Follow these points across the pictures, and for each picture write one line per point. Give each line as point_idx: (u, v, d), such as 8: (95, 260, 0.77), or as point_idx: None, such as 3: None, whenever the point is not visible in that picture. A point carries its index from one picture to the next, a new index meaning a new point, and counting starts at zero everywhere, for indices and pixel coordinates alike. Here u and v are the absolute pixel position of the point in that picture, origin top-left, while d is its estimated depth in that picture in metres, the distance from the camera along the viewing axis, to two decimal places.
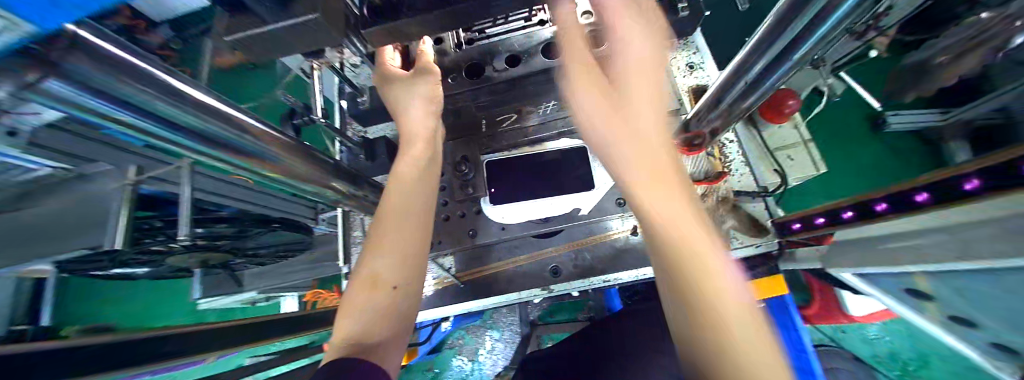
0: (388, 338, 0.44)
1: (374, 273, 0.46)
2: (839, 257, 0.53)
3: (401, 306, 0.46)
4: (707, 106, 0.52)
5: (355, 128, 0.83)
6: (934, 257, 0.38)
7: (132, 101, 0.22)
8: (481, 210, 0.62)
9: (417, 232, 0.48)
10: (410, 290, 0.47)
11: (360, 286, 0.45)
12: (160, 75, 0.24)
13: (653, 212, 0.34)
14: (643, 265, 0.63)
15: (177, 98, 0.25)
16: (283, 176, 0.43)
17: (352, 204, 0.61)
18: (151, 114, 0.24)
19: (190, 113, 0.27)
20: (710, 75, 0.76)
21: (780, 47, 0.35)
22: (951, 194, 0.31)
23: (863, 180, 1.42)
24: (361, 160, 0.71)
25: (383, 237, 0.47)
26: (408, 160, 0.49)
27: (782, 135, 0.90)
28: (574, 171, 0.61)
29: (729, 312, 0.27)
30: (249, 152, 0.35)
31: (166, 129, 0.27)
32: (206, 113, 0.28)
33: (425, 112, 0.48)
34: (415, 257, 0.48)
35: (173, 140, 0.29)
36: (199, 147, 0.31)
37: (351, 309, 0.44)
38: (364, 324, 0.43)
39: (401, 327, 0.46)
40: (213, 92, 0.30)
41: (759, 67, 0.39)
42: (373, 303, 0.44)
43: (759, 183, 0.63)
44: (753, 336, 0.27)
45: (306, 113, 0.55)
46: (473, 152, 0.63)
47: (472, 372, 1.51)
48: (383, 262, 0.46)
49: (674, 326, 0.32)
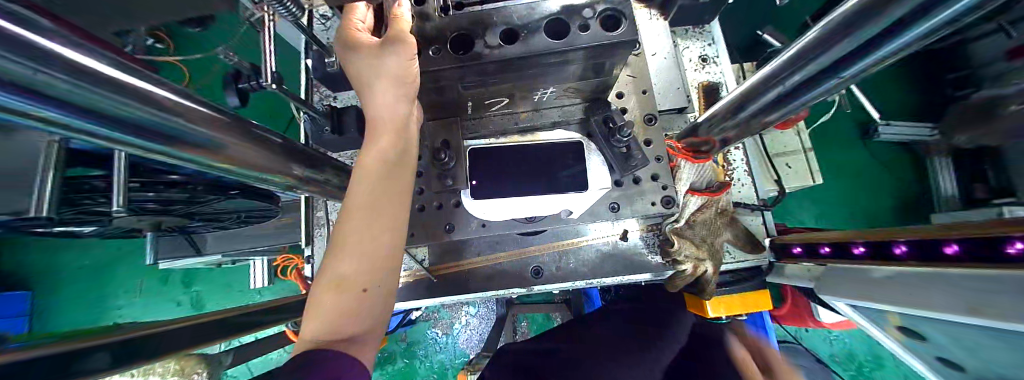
0: (361, 337, 0.41)
1: (342, 274, 0.41)
2: (834, 282, 0.51)
3: (372, 307, 0.42)
4: (722, 112, 0.47)
5: (323, 93, 0.72)
6: (921, 301, 0.37)
7: (9, 79, 0.17)
8: (461, 203, 0.57)
9: (392, 231, 0.43)
10: (384, 291, 0.43)
11: (325, 286, 0.41)
12: (56, 49, 0.18)
13: None
14: (627, 271, 0.60)
15: (87, 78, 0.20)
16: (234, 165, 0.37)
17: (313, 189, 0.53)
18: (34, 92, 0.18)
19: (104, 95, 0.21)
20: (722, 71, 0.70)
21: (839, 53, 0.29)
22: (988, 252, 0.32)
23: (848, 190, 1.46)
24: (327, 134, 0.62)
25: (351, 233, 0.41)
26: (375, 150, 0.42)
27: (782, 140, 0.88)
28: (566, 168, 0.56)
29: None
30: (178, 137, 0.29)
31: (59, 111, 0.20)
32: (118, 93, 0.22)
33: (394, 95, 0.42)
34: (389, 259, 0.43)
35: (64, 123, 0.22)
36: (108, 131, 0.24)
37: (315, 308, 0.40)
38: (329, 324, 0.39)
39: (373, 326, 0.42)
40: (125, 64, 0.23)
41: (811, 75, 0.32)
42: (339, 306, 0.40)
43: (759, 197, 0.65)
44: None
45: (256, 77, 0.46)
46: (454, 137, 0.55)
47: (447, 345, 1.54)
48: (352, 262, 0.41)
49: None
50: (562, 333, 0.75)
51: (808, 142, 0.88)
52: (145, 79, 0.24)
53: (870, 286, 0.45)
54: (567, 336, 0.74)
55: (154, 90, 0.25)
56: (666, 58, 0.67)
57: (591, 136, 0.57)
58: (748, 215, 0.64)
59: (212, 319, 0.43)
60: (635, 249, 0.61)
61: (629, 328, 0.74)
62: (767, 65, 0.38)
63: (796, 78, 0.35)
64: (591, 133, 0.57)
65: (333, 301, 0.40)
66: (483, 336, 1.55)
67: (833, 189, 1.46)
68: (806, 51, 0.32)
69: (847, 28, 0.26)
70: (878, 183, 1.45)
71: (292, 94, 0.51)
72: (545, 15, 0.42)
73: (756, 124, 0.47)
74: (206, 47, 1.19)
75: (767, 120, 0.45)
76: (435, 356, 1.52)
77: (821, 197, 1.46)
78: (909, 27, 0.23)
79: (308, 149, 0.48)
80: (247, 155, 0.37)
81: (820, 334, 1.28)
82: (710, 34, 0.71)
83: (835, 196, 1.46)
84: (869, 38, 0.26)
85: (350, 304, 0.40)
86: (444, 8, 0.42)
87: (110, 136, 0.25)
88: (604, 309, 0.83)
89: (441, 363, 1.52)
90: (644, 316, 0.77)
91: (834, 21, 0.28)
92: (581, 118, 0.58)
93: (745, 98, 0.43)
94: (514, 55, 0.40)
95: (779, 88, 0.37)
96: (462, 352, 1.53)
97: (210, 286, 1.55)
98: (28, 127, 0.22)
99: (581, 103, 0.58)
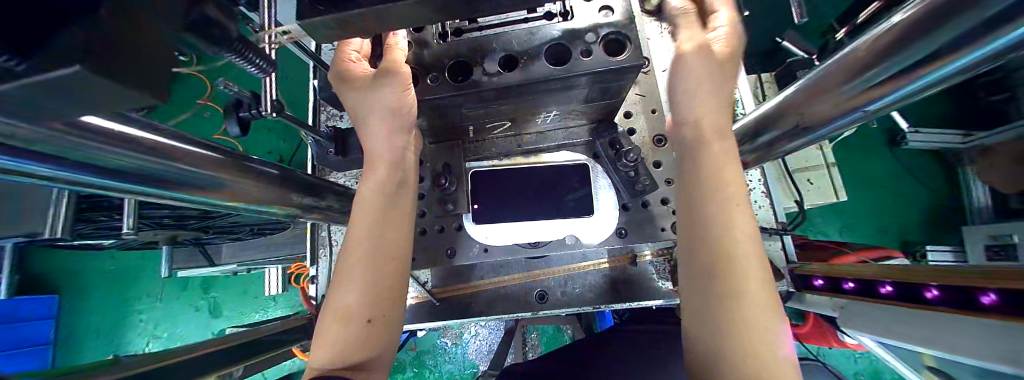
0: (370, 364, 0.40)
1: (345, 306, 0.40)
2: (852, 315, 0.47)
3: (380, 337, 0.41)
4: (737, 137, 0.45)
5: (330, 112, 0.73)
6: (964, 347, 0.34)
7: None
8: (462, 227, 0.55)
9: (397, 261, 0.42)
10: (390, 322, 0.42)
11: (329, 316, 0.40)
12: None
13: (711, 199, 0.37)
14: (638, 297, 0.57)
15: (51, 127, 0.19)
16: (236, 201, 0.38)
17: (315, 216, 0.53)
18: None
19: (70, 138, 0.21)
20: (737, 86, 0.66)
21: (893, 69, 0.26)
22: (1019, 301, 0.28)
23: (875, 200, 1.38)
24: (330, 156, 0.61)
25: (352, 263, 0.41)
26: (372, 183, 0.42)
27: (802, 156, 0.84)
28: (572, 191, 0.54)
29: (752, 290, 0.34)
30: (167, 177, 0.29)
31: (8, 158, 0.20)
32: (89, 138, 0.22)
33: (388, 126, 0.42)
34: (393, 289, 0.42)
35: (20, 168, 0.21)
36: (87, 178, 0.25)
37: (321, 336, 0.39)
38: (338, 350, 0.39)
39: (383, 352, 0.41)
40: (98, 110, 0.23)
41: (851, 93, 0.30)
42: (344, 338, 0.39)
43: (778, 219, 0.61)
44: (760, 310, 0.33)
45: (256, 105, 0.46)
46: (456, 160, 0.55)
47: (456, 355, 1.52)
48: (357, 292, 0.40)
49: (693, 297, 0.38)
50: (570, 354, 0.72)
51: (832, 157, 0.84)
52: (120, 120, 0.24)
53: (906, 325, 0.40)
54: (577, 357, 0.71)
55: (145, 136, 0.26)
56: None
57: (597, 158, 0.55)
58: (766, 239, 0.61)
59: (214, 348, 0.43)
60: (646, 275, 0.59)
61: (644, 349, 0.70)
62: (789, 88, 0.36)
63: (819, 106, 0.33)
64: (598, 154, 0.56)
65: (341, 330, 0.39)
66: (492, 347, 1.53)
67: (858, 199, 1.38)
68: (839, 72, 0.30)
69: None
70: (906, 191, 1.37)
71: (295, 119, 0.51)
72: (545, 41, 0.40)
73: (776, 150, 0.44)
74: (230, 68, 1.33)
75: (788, 147, 0.42)
76: (444, 366, 1.51)
77: (846, 207, 1.38)
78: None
79: (308, 178, 0.48)
80: (245, 190, 0.37)
81: (847, 353, 1.21)
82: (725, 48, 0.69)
83: (861, 207, 1.38)
84: None
85: (355, 336, 0.39)
86: (443, 36, 0.43)
87: (91, 182, 0.26)
88: (614, 330, 0.79)
89: (449, 373, 1.50)
90: (658, 337, 0.73)
91: (884, 35, 0.26)
92: (587, 140, 0.57)
93: (766, 121, 0.40)
94: (512, 83, 0.39)
95: (797, 115, 0.36)
96: (471, 363, 1.51)
97: (227, 293, 1.59)
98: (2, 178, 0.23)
99: (587, 124, 0.57)
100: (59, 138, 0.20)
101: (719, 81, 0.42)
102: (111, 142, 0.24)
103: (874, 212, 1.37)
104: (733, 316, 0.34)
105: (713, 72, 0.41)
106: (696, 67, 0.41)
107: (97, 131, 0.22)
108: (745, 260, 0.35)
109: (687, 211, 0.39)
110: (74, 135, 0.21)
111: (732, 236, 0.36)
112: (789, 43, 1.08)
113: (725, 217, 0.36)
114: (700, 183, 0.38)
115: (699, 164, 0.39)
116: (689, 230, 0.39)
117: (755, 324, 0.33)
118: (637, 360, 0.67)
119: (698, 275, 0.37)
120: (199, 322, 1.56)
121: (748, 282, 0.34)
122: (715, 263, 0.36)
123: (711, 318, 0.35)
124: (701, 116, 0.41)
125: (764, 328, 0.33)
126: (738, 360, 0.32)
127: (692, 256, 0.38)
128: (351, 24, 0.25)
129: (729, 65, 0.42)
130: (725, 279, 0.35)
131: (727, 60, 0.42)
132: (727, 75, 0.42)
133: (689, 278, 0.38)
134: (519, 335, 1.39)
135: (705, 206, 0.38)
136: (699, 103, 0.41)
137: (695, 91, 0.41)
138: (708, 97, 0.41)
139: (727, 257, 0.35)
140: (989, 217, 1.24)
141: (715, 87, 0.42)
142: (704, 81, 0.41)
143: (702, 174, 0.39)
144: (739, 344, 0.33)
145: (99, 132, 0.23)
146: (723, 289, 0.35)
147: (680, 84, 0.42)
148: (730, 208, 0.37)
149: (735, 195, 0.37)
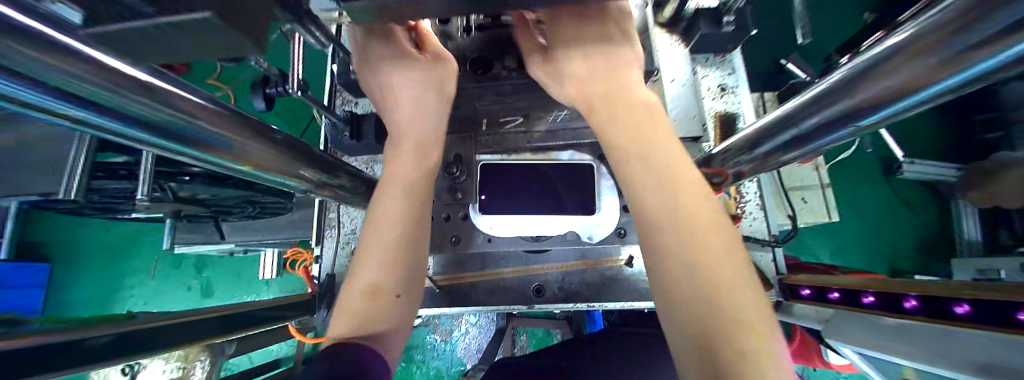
0: (387, 339, 0.41)
1: (373, 282, 0.41)
2: (837, 326, 0.45)
3: (401, 313, 0.43)
4: (738, 146, 0.48)
5: (345, 98, 0.76)
6: None
7: (46, 79, 0.17)
8: (469, 217, 0.58)
9: (417, 235, 0.44)
10: (412, 297, 0.44)
11: (355, 292, 0.42)
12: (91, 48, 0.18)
13: (665, 211, 0.35)
14: (629, 297, 0.59)
15: (121, 81, 0.21)
16: (250, 167, 0.39)
17: (327, 194, 0.55)
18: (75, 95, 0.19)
19: (134, 96, 0.22)
20: (740, 101, 0.69)
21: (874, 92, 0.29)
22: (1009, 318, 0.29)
23: (867, 227, 1.41)
24: (345, 138, 0.63)
25: (374, 239, 0.43)
26: (404, 164, 0.45)
27: (797, 174, 0.87)
28: (576, 189, 0.57)
29: (745, 312, 0.30)
30: (193, 137, 0.30)
31: (79, 109, 0.21)
32: (150, 97, 0.24)
33: (413, 108, 0.46)
34: (415, 264, 0.44)
35: (82, 118, 0.23)
36: (130, 131, 0.26)
37: (342, 310, 0.41)
38: (357, 324, 0.40)
39: (401, 326, 0.43)
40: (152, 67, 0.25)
41: (822, 118, 0.34)
42: (369, 310, 0.41)
43: (772, 231, 0.64)
44: (759, 333, 0.29)
45: (283, 82, 0.49)
46: (467, 152, 0.58)
47: (445, 351, 1.52)
48: (380, 267, 0.42)
49: (674, 326, 0.33)
50: (561, 351, 0.73)
51: (826, 178, 0.87)
52: (165, 77, 0.25)
53: None
54: (568, 353, 0.72)
55: (187, 95, 0.27)
56: (684, 85, 0.66)
57: (602, 159, 0.58)
58: (759, 250, 0.63)
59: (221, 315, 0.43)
60: (640, 277, 0.60)
61: (634, 351, 0.71)
62: (788, 104, 0.38)
63: (814, 120, 0.35)
64: (603, 155, 0.58)
65: (364, 302, 0.41)
66: (481, 346, 1.54)
67: (851, 224, 1.41)
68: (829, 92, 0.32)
69: (876, 72, 0.26)
70: (898, 220, 1.41)
71: (314, 100, 0.53)
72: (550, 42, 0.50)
73: (773, 161, 0.46)
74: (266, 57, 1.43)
75: (783, 159, 0.45)
76: (432, 362, 1.50)
77: (839, 230, 1.41)
78: (944, 75, 0.22)
79: (322, 154, 0.50)
80: (258, 156, 0.38)
81: (836, 377, 1.22)
82: (730, 64, 0.71)
83: (854, 233, 1.41)
84: (905, 80, 0.25)
85: (383, 309, 0.41)
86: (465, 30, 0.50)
87: (131, 134, 0.26)
88: (607, 332, 0.81)
89: (436, 370, 1.49)
90: (648, 342, 0.74)
91: (860, 64, 0.28)
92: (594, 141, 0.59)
93: (764, 133, 0.42)
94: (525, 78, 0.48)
95: (795, 128, 0.38)
96: (459, 360, 1.51)
97: (221, 272, 1.59)
98: (52, 123, 0.23)
99: None
100: (129, 95, 0.22)
101: (613, 66, 0.43)
102: (166, 103, 0.25)
103: (865, 238, 1.40)
104: (720, 329, 0.29)
105: (599, 55, 0.43)
106: (591, 56, 0.43)
107: (158, 91, 0.24)
108: (726, 274, 0.32)
109: (648, 222, 0.37)
110: (139, 93, 0.23)
111: (705, 249, 0.33)
112: (791, 66, 1.12)
113: (690, 228, 0.34)
114: (651, 198, 0.37)
115: (644, 176, 0.38)
116: (655, 248, 0.35)
117: (736, 318, 0.29)
118: (630, 362, 0.68)
119: (675, 294, 0.33)
120: (191, 301, 1.55)
121: (736, 301, 0.30)
122: (697, 282, 0.32)
123: (698, 344, 0.30)
124: (615, 100, 0.42)
125: (745, 321, 0.29)
126: (723, 369, 0.27)
127: (654, 252, 0.35)
128: (392, 11, 0.27)
129: (622, 38, 0.43)
130: (710, 300, 0.31)
131: (608, 34, 0.43)
132: (632, 55, 0.44)
133: (665, 292, 0.34)
134: (510, 335, 1.40)
135: (659, 219, 0.35)
136: (622, 95, 0.42)
137: (590, 72, 0.43)
138: (624, 78, 0.43)
139: (708, 272, 0.32)
140: (980, 251, 1.28)
141: (609, 67, 0.43)
142: (604, 60, 0.43)
143: (643, 183, 0.38)
144: (718, 349, 0.29)
145: (158, 90, 0.24)
146: (711, 312, 0.30)
147: (592, 72, 0.43)
148: (695, 217, 0.34)
149: (696, 202, 0.35)
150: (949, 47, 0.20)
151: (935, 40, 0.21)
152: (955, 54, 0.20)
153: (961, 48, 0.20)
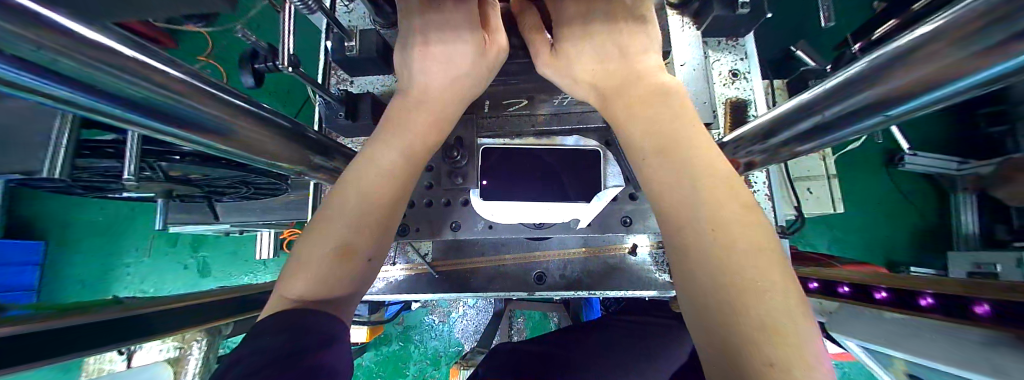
0: (342, 300, 0.41)
1: (346, 244, 0.40)
2: (846, 320, 0.45)
3: (366, 274, 0.43)
4: (751, 135, 0.45)
5: (340, 76, 0.72)
6: (912, 346, 0.35)
7: None
8: (468, 202, 0.56)
9: (394, 200, 0.43)
10: (374, 263, 0.43)
11: (314, 250, 0.39)
12: (32, 9, 0.16)
13: (683, 173, 0.35)
14: (631, 286, 0.59)
15: (74, 48, 0.18)
16: (244, 150, 0.36)
17: (321, 176, 0.53)
18: (20, 59, 0.17)
19: (97, 68, 0.20)
20: (752, 88, 0.67)
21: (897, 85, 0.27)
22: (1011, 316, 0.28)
23: (864, 218, 1.41)
24: (340, 120, 0.60)
25: (344, 201, 0.40)
26: (398, 129, 0.44)
27: (804, 165, 0.86)
28: (580, 174, 0.55)
29: (760, 277, 0.28)
30: (180, 116, 0.28)
31: (35, 80, 0.19)
32: (118, 70, 0.21)
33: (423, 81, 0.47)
34: (386, 228, 0.43)
35: (47, 93, 0.21)
36: (108, 108, 0.24)
37: (298, 270, 0.39)
38: (313, 283, 0.38)
39: (358, 289, 0.42)
40: (127, 37, 0.22)
41: (841, 109, 0.32)
42: (335, 271, 0.39)
43: (778, 222, 0.63)
44: (777, 301, 0.27)
45: (273, 57, 0.46)
46: (469, 135, 0.55)
47: (443, 333, 1.55)
48: (347, 226, 0.40)
49: (691, 289, 0.32)
50: (558, 338, 0.72)
51: (833, 168, 0.86)
52: (140, 48, 0.23)
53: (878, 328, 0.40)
54: (565, 338, 0.73)
55: (167, 69, 0.25)
56: (695, 70, 0.63)
57: (609, 145, 0.56)
58: None
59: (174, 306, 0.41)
60: (643, 265, 0.60)
61: (629, 337, 0.73)
62: (805, 93, 0.36)
63: (833, 111, 0.33)
64: (609, 141, 0.56)
65: (323, 263, 0.39)
66: (478, 328, 1.57)
67: (848, 215, 1.42)
68: (849, 82, 0.30)
69: (905, 61, 0.24)
70: (896, 212, 1.41)
71: (308, 77, 0.50)
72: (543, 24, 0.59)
73: (786, 151, 0.44)
74: (255, 27, 1.40)
75: (797, 150, 0.43)
76: (430, 343, 1.53)
77: (835, 220, 1.42)
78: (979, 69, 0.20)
79: (321, 139, 0.48)
80: (255, 138, 0.36)
81: None
82: (744, 48, 0.68)
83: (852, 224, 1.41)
84: (931, 74, 0.23)
85: (354, 270, 0.41)
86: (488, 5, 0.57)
87: (110, 112, 0.24)
88: (604, 321, 0.81)
89: (434, 350, 1.52)
90: (644, 331, 0.75)
91: (883, 56, 0.26)
92: (601, 126, 0.56)
93: (781, 122, 0.40)
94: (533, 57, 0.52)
95: (814, 118, 0.35)
96: (456, 341, 1.54)
97: (219, 253, 1.59)
98: (28, 100, 0.22)
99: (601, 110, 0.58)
100: (89, 65, 0.20)
101: (626, 52, 0.45)
102: (139, 78, 0.23)
103: (862, 229, 1.41)
104: (733, 289, 0.29)
105: (613, 43, 0.46)
106: (600, 46, 0.46)
107: (133, 61, 0.22)
108: (742, 239, 0.30)
109: (659, 181, 0.36)
110: (106, 66, 0.21)
111: (720, 211, 0.32)
112: (803, 52, 1.09)
113: (702, 187, 0.33)
114: (668, 159, 0.36)
115: (659, 137, 0.38)
116: (669, 205, 0.35)
117: (749, 285, 0.28)
118: (627, 349, 0.68)
119: (689, 257, 0.32)
120: (188, 280, 1.56)
121: (756, 267, 0.29)
122: (714, 244, 0.31)
123: (710, 309, 0.30)
124: (627, 81, 0.44)
125: (774, 318, 0.26)
126: (736, 342, 0.27)
127: (673, 242, 0.34)
128: None
129: (633, 28, 0.46)
130: (724, 264, 0.30)
131: (623, 24, 0.46)
132: (653, 40, 0.45)
133: (680, 257, 0.34)
134: (507, 318, 1.43)
135: (674, 180, 0.35)
136: (633, 72, 0.43)
137: (598, 59, 0.46)
138: (633, 63, 0.44)
139: (721, 234, 0.31)
140: (975, 244, 1.29)
141: (620, 53, 0.45)
142: (612, 49, 0.46)
143: (655, 151, 0.38)
144: (737, 323, 0.27)
145: (132, 61, 0.22)
146: (727, 279, 0.29)
147: (602, 60, 0.46)
148: (711, 179, 0.34)
149: (716, 165, 0.34)
150: (982, 42, 0.19)
151: (967, 33, 0.19)
152: (983, 50, 0.19)
153: (996, 41, 0.18)
